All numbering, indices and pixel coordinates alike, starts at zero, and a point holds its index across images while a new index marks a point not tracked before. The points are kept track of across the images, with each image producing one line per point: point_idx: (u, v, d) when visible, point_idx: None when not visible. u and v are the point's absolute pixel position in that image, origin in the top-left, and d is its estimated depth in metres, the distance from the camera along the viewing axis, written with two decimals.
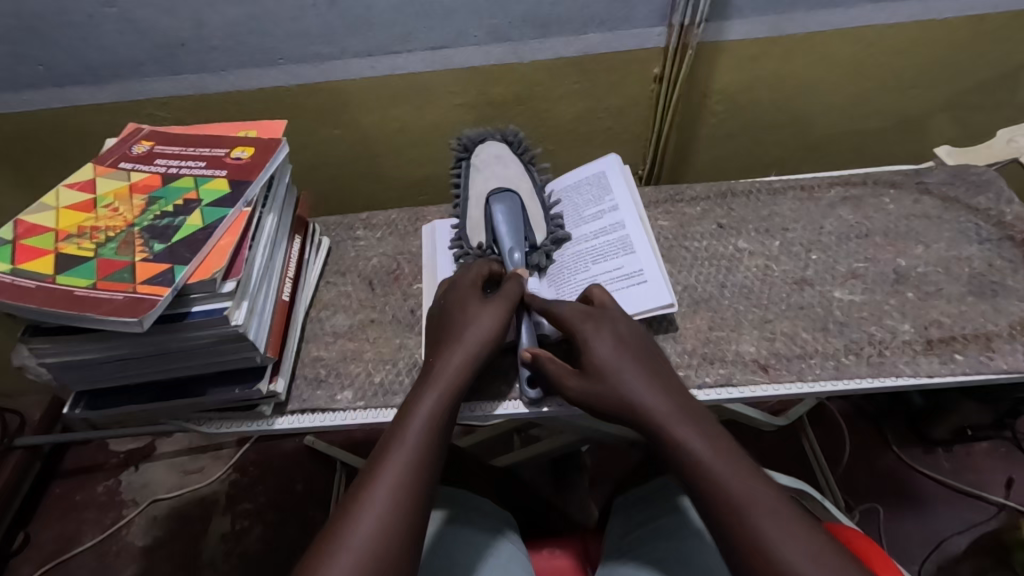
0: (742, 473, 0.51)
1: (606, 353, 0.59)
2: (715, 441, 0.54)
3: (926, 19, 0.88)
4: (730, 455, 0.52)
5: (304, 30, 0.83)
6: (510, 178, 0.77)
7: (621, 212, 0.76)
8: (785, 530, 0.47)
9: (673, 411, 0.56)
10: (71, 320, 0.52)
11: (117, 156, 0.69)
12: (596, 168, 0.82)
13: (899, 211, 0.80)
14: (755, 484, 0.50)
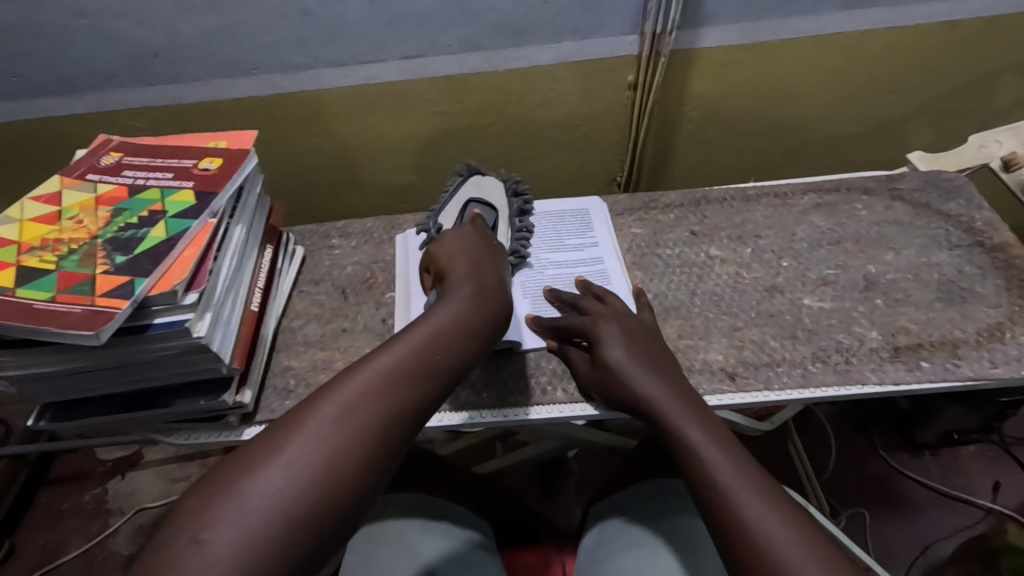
0: (736, 458, 0.52)
1: (617, 348, 0.62)
2: (712, 428, 0.55)
3: (899, 24, 0.88)
4: (723, 441, 0.54)
5: (277, 40, 0.83)
6: (497, 198, 0.74)
7: (600, 249, 0.80)
8: (769, 510, 0.47)
9: (675, 397, 0.58)
10: (29, 334, 0.52)
11: (85, 167, 0.69)
12: (581, 205, 0.86)
13: (871, 217, 0.80)
14: (744, 470, 0.51)
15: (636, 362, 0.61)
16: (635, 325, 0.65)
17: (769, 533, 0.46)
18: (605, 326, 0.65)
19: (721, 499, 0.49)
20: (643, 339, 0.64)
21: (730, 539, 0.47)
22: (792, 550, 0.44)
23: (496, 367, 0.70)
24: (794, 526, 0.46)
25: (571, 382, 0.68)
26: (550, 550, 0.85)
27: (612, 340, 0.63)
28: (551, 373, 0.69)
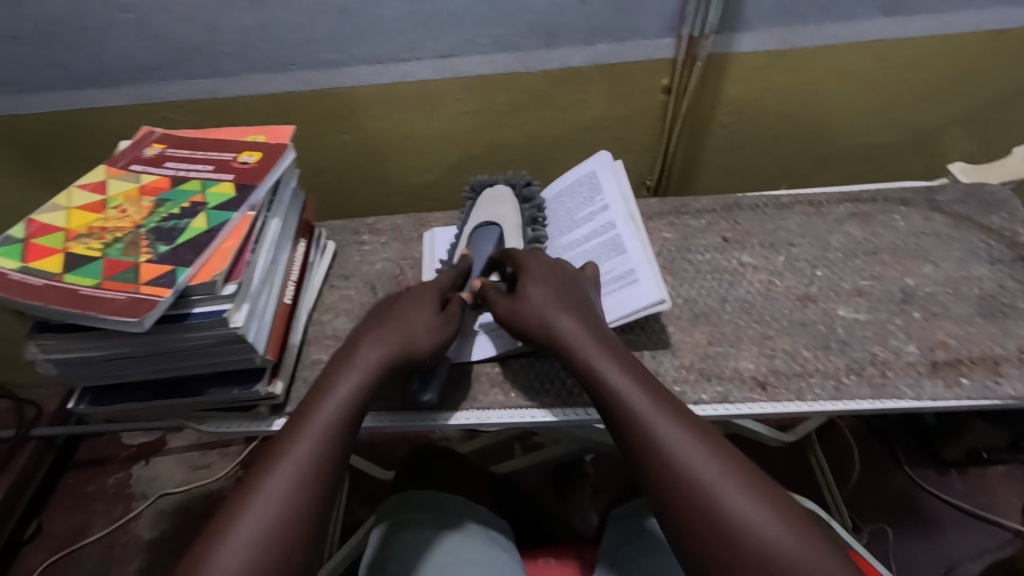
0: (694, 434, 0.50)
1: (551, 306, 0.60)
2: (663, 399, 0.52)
3: (941, 32, 0.86)
4: (678, 415, 0.51)
5: (314, 37, 0.84)
6: (500, 212, 0.78)
7: (612, 211, 0.76)
8: (739, 492, 0.46)
9: (618, 367, 0.54)
10: (76, 319, 0.53)
11: (129, 158, 0.71)
12: (585, 169, 0.81)
13: (908, 228, 0.79)
14: (705, 445, 0.49)
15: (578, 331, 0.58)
16: (565, 284, 0.62)
17: (745, 520, 0.45)
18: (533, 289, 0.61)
19: (684, 482, 0.47)
20: (572, 300, 0.61)
21: (698, 525, 0.46)
22: (770, 535, 0.44)
23: (525, 368, 0.70)
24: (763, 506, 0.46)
25: None
26: (567, 554, 0.85)
27: (539, 303, 0.60)
28: None
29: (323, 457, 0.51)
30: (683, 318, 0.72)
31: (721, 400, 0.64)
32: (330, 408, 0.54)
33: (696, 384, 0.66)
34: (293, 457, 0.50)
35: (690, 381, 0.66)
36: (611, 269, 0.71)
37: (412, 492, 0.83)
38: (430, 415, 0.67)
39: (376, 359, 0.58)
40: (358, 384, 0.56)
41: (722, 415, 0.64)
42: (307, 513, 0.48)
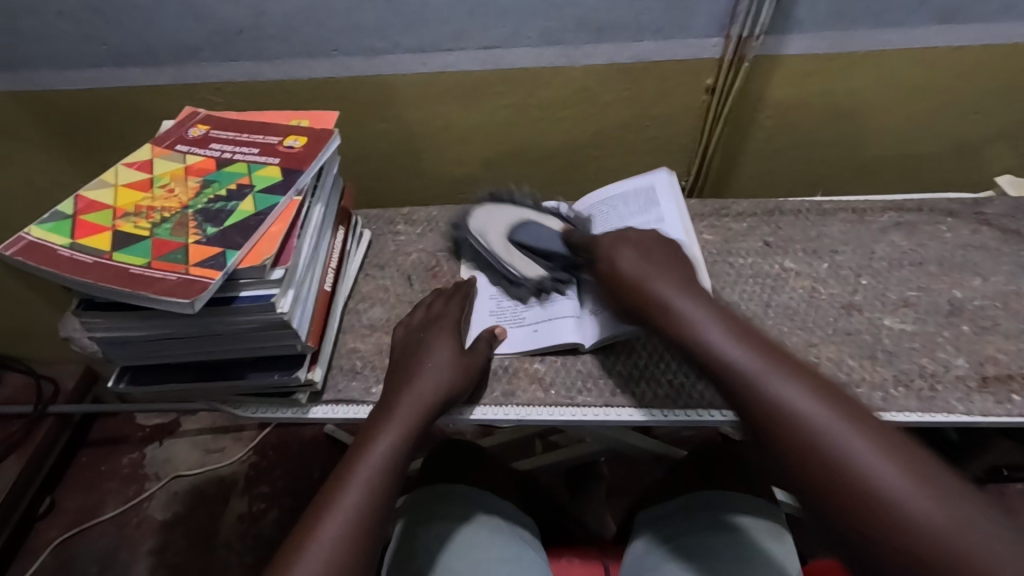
0: (806, 387, 0.49)
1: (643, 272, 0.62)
2: (769, 355, 0.52)
3: (995, 42, 0.85)
4: (788, 371, 0.51)
5: (360, 23, 0.83)
6: (509, 214, 0.80)
7: (666, 225, 0.74)
8: (862, 443, 0.45)
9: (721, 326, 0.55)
10: (127, 298, 0.53)
11: (174, 138, 0.71)
12: (647, 181, 0.81)
13: (955, 240, 0.77)
14: (821, 399, 0.48)
15: (682, 297, 0.58)
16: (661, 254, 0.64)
17: (867, 469, 0.44)
18: (625, 257, 0.64)
19: (797, 430, 0.47)
20: (666, 266, 0.62)
21: (814, 475, 0.45)
22: (894, 486, 0.42)
23: (565, 365, 0.69)
24: (885, 457, 0.44)
25: (640, 386, 0.67)
26: (593, 554, 0.85)
27: (636, 269, 0.62)
28: (620, 376, 0.68)
29: (373, 503, 0.54)
30: None
31: None
32: (377, 456, 0.56)
33: None
34: (348, 503, 0.53)
35: None
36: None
37: (450, 484, 0.83)
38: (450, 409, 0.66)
39: (413, 403, 0.60)
40: (402, 434, 0.58)
41: None
42: (355, 559, 0.50)
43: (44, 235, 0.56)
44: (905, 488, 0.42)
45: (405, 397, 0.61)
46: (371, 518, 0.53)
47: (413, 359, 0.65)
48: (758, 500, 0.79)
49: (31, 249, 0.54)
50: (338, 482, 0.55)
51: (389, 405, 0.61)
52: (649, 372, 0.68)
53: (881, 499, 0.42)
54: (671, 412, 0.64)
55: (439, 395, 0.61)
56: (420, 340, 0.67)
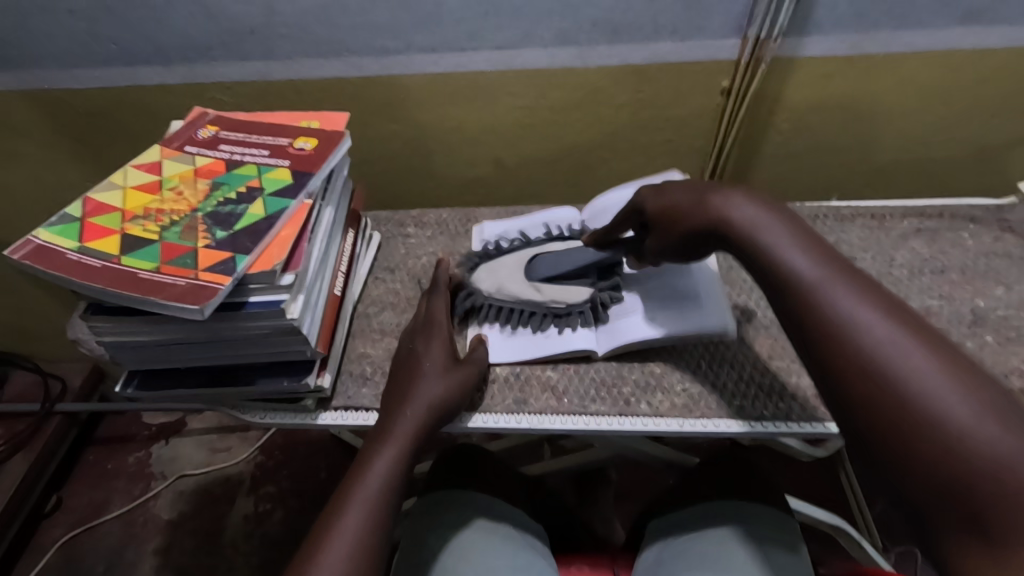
0: (876, 298, 0.43)
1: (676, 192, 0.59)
2: (839, 264, 0.46)
3: (1020, 45, 0.83)
4: (861, 282, 0.45)
5: (371, 23, 0.82)
6: (514, 260, 0.74)
7: None
8: (924, 356, 0.39)
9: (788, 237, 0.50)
10: (136, 303, 0.52)
11: (183, 139, 0.70)
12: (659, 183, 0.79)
13: (978, 247, 0.76)
14: (890, 311, 0.42)
15: (748, 209, 0.53)
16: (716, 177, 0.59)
17: (922, 377, 0.38)
18: (680, 186, 0.59)
19: (854, 339, 0.41)
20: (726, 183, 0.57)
21: (863, 381, 0.40)
22: (971, 422, 0.36)
23: (578, 373, 0.68)
24: (950, 370, 0.38)
25: (656, 396, 0.65)
26: (603, 561, 0.84)
27: (690, 195, 0.57)
28: (634, 385, 0.67)
29: (378, 525, 0.53)
30: (743, 330, 0.70)
31: (782, 418, 0.62)
32: (376, 477, 0.55)
33: (758, 399, 0.64)
34: (348, 526, 0.52)
35: (750, 397, 0.64)
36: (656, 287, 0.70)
37: (463, 489, 0.83)
38: (458, 417, 0.65)
39: (415, 422, 0.59)
40: (400, 454, 0.57)
41: (783, 432, 0.62)
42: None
43: (52, 238, 0.55)
44: (965, 410, 0.37)
45: (401, 409, 0.60)
46: (371, 542, 0.51)
47: (406, 367, 0.64)
48: (775, 511, 0.78)
49: (39, 252, 0.54)
50: (336, 504, 0.54)
51: (388, 422, 0.60)
52: (665, 382, 0.66)
53: (927, 410, 0.37)
54: (687, 422, 0.63)
55: (434, 411, 0.60)
56: (411, 347, 0.66)
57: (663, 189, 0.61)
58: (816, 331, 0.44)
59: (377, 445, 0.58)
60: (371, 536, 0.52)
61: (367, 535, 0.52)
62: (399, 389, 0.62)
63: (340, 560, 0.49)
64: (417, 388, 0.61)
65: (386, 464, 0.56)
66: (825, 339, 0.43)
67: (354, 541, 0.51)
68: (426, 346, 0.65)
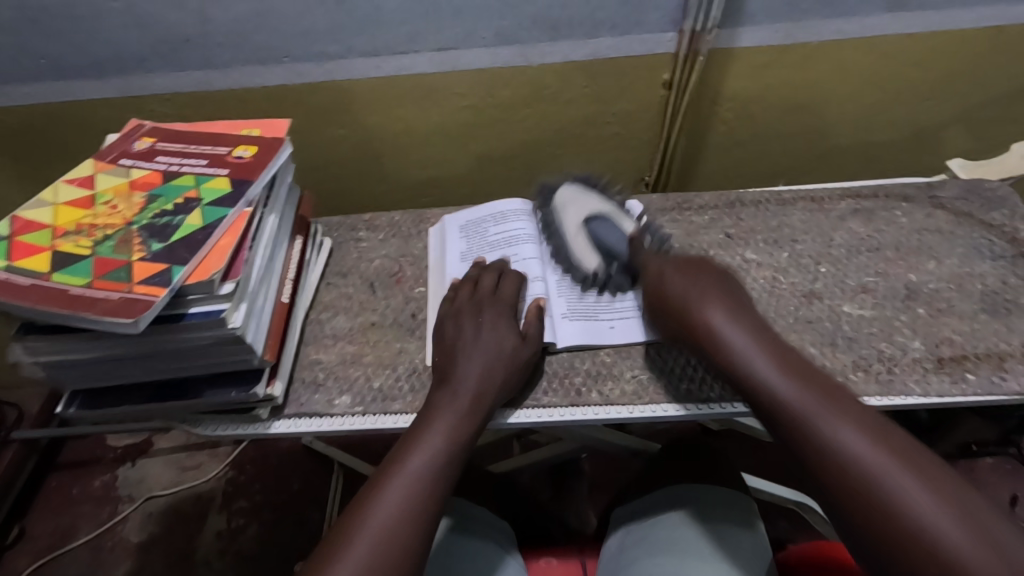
0: (873, 429, 0.45)
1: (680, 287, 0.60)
2: (817, 393, 0.48)
3: (943, 29, 0.86)
4: (839, 403, 0.47)
5: (311, 28, 0.82)
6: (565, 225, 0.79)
7: None
8: (921, 486, 0.41)
9: (782, 370, 0.51)
10: (69, 320, 0.51)
11: (118, 152, 0.68)
12: (619, 208, 0.84)
13: (910, 225, 0.78)
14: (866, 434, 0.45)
15: (732, 331, 0.55)
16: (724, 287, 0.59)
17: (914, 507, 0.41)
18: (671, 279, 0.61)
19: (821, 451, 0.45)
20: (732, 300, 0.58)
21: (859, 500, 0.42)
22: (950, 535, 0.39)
23: None
24: (943, 499, 0.41)
25: (606, 384, 0.66)
26: (570, 552, 0.85)
27: (682, 295, 0.59)
28: (585, 374, 0.67)
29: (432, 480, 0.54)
30: None
31: (728, 399, 0.64)
32: (438, 436, 0.57)
33: (706, 382, 0.65)
34: (404, 479, 0.53)
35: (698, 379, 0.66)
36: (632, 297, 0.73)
37: None
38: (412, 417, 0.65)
39: (473, 386, 0.60)
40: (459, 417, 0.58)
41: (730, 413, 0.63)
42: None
43: None
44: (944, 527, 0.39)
45: (449, 405, 0.59)
46: (416, 537, 0.50)
47: (475, 342, 0.64)
48: (732, 491, 0.80)
49: None
50: (396, 461, 0.55)
51: (429, 418, 0.59)
52: (615, 369, 0.68)
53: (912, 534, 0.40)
54: (637, 407, 0.64)
55: (486, 385, 0.61)
56: (475, 322, 0.66)
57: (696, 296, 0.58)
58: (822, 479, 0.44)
59: (436, 409, 0.59)
60: (417, 531, 0.50)
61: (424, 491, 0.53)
62: (459, 359, 0.63)
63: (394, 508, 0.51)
64: (472, 355, 0.63)
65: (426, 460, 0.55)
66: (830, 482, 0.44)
67: (396, 535, 0.49)
68: (495, 318, 0.66)
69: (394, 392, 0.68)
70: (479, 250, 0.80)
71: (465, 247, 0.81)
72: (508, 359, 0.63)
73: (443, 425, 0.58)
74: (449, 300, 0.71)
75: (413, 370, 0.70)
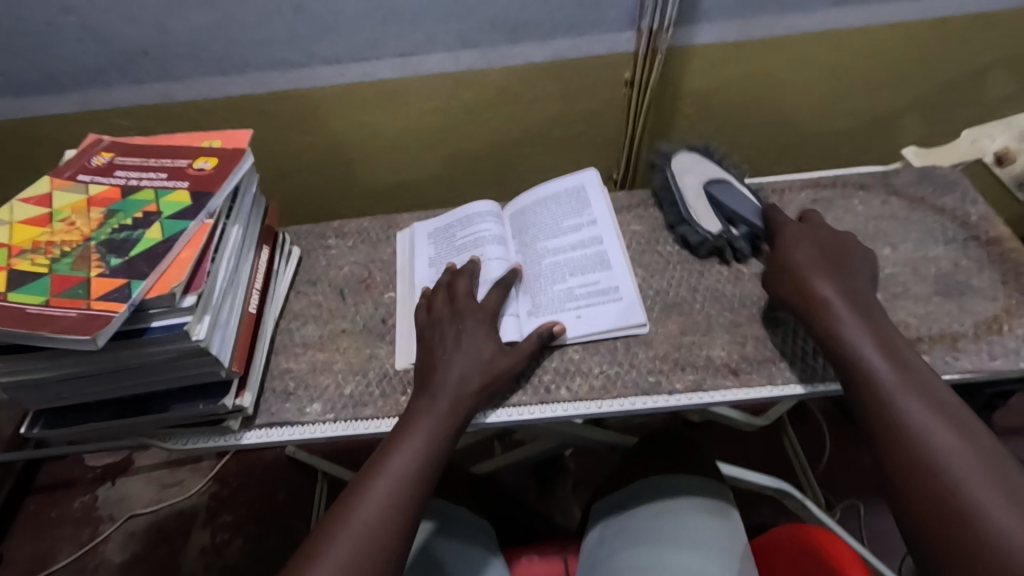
0: (950, 420, 0.49)
1: (803, 257, 0.64)
2: (909, 363, 0.53)
3: (891, 20, 0.89)
4: (928, 395, 0.51)
5: (270, 37, 0.81)
6: (689, 183, 0.81)
7: (598, 228, 0.79)
8: (982, 481, 0.45)
9: (874, 345, 0.55)
10: (26, 339, 0.51)
11: (75, 168, 0.68)
12: (573, 182, 0.84)
13: (867, 212, 0.81)
14: (946, 418, 0.49)
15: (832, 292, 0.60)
16: (837, 254, 0.64)
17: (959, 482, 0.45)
18: (799, 248, 0.65)
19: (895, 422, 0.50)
20: (841, 272, 0.62)
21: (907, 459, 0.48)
22: (993, 503, 0.43)
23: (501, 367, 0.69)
24: (1000, 486, 0.44)
25: (574, 381, 0.67)
26: (552, 550, 0.85)
27: (805, 261, 0.64)
28: (553, 372, 0.68)
29: (415, 486, 0.54)
30: (655, 309, 0.73)
31: (694, 389, 0.65)
32: (419, 441, 0.57)
33: (671, 374, 0.67)
34: (385, 484, 0.54)
35: (665, 371, 0.67)
36: (596, 282, 0.74)
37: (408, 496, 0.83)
38: (385, 422, 0.66)
39: (454, 389, 0.61)
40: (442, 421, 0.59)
41: (697, 404, 0.65)
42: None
43: None
44: (997, 506, 0.43)
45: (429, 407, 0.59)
46: (395, 543, 0.51)
47: (454, 351, 0.63)
48: (708, 480, 0.81)
49: None
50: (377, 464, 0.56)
51: (413, 419, 0.59)
52: (582, 366, 0.68)
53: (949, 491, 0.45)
54: (606, 402, 0.65)
55: (467, 389, 0.61)
56: (453, 329, 0.65)
57: (793, 249, 0.65)
58: (885, 442, 0.50)
59: (419, 410, 0.60)
60: (395, 537, 0.51)
61: (406, 498, 0.53)
62: (435, 366, 0.63)
63: (374, 516, 0.52)
64: (453, 357, 0.63)
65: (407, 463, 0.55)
66: (887, 430, 0.50)
67: (375, 542, 0.50)
68: (473, 329, 0.65)
69: (366, 397, 0.68)
70: (447, 255, 0.80)
71: (432, 253, 0.81)
72: (486, 366, 0.63)
73: (424, 429, 0.58)
74: (424, 305, 0.70)
75: (384, 375, 0.70)
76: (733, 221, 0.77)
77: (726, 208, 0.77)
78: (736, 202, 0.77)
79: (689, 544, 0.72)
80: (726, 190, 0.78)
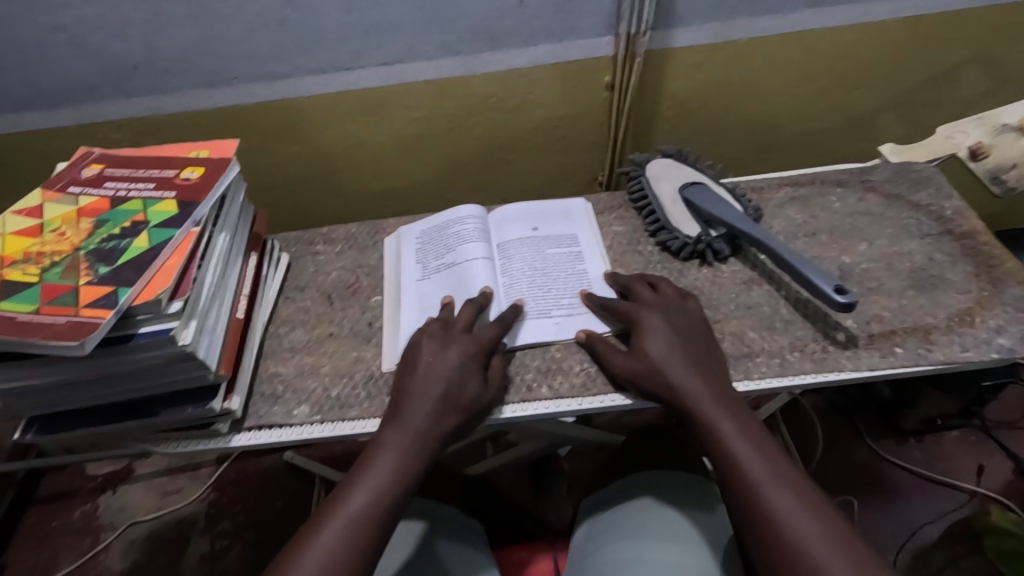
0: (808, 505, 0.51)
1: (657, 341, 0.64)
2: (771, 452, 0.55)
3: (865, 21, 0.90)
4: (793, 486, 0.53)
5: (256, 50, 0.83)
6: (663, 188, 0.83)
7: (582, 249, 0.81)
8: (847, 567, 0.47)
9: (742, 437, 0.56)
10: (16, 346, 0.52)
11: (65, 180, 0.70)
12: (563, 207, 0.87)
13: (844, 209, 0.82)
14: (811, 510, 0.51)
15: (692, 380, 0.60)
16: (687, 337, 0.64)
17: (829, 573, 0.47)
18: (654, 327, 0.65)
19: (770, 521, 0.51)
20: (695, 355, 0.63)
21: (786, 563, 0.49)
22: None
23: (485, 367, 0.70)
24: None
25: (556, 379, 0.68)
26: (542, 548, 0.86)
27: (660, 350, 0.63)
28: (535, 371, 0.69)
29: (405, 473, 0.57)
30: None
31: None
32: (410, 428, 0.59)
33: None
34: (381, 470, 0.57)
35: None
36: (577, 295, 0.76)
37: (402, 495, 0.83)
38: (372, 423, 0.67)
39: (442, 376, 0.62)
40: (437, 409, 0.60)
41: None
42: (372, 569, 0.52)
43: None
44: None
45: (420, 394, 0.61)
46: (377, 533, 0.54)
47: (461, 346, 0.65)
48: (700, 478, 0.82)
49: None
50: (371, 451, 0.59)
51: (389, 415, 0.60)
52: (564, 364, 0.70)
53: None
54: (586, 399, 0.66)
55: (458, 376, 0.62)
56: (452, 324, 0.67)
57: (643, 330, 0.65)
58: (761, 536, 0.51)
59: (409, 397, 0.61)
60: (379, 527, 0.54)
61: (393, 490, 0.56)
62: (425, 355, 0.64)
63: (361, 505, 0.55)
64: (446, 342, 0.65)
65: (395, 458, 0.58)
66: (760, 521, 0.51)
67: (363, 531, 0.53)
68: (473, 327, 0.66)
69: (352, 399, 0.70)
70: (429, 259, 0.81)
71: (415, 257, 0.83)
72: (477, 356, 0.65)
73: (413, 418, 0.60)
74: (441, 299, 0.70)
75: (370, 377, 0.72)
76: (708, 222, 0.79)
77: (699, 209, 0.79)
78: (709, 201, 0.79)
79: (679, 539, 0.73)
80: (694, 193, 0.80)
